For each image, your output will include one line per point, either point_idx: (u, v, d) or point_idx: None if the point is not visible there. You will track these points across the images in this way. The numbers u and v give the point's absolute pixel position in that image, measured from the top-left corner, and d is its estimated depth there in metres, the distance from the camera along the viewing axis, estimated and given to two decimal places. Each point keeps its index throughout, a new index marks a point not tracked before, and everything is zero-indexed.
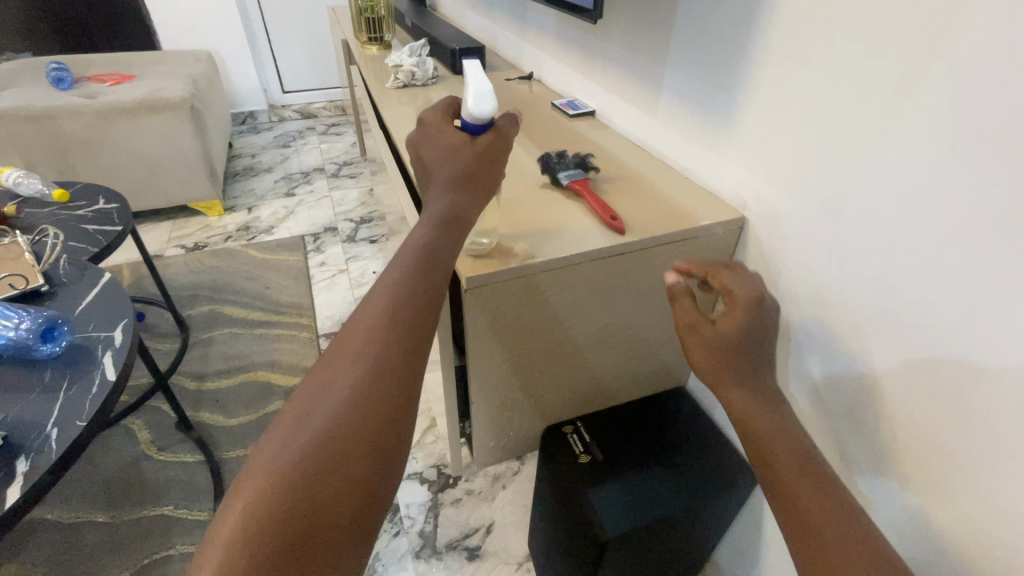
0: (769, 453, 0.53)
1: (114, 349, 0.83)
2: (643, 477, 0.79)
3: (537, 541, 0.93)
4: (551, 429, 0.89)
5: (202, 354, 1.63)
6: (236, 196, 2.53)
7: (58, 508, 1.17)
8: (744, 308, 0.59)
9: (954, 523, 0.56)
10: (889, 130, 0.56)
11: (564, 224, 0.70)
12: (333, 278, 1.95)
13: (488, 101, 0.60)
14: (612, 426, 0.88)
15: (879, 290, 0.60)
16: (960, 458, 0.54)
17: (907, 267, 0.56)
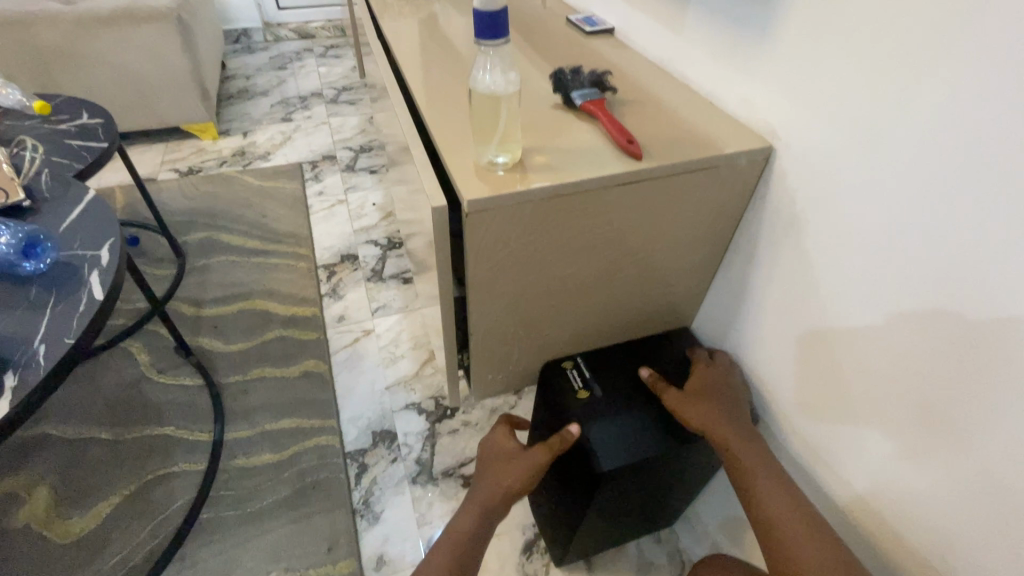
0: (762, 494, 0.65)
1: (101, 268, 0.80)
2: (643, 413, 0.79)
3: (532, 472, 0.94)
4: (550, 364, 0.87)
5: (200, 280, 1.61)
6: (230, 119, 2.41)
7: (62, 424, 1.19)
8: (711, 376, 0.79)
9: (946, 470, 0.55)
10: (952, 41, 0.48)
11: (575, 148, 0.64)
12: (331, 208, 1.90)
13: None
14: (613, 364, 0.86)
15: (904, 230, 0.56)
16: (966, 407, 0.52)
17: (940, 205, 0.52)
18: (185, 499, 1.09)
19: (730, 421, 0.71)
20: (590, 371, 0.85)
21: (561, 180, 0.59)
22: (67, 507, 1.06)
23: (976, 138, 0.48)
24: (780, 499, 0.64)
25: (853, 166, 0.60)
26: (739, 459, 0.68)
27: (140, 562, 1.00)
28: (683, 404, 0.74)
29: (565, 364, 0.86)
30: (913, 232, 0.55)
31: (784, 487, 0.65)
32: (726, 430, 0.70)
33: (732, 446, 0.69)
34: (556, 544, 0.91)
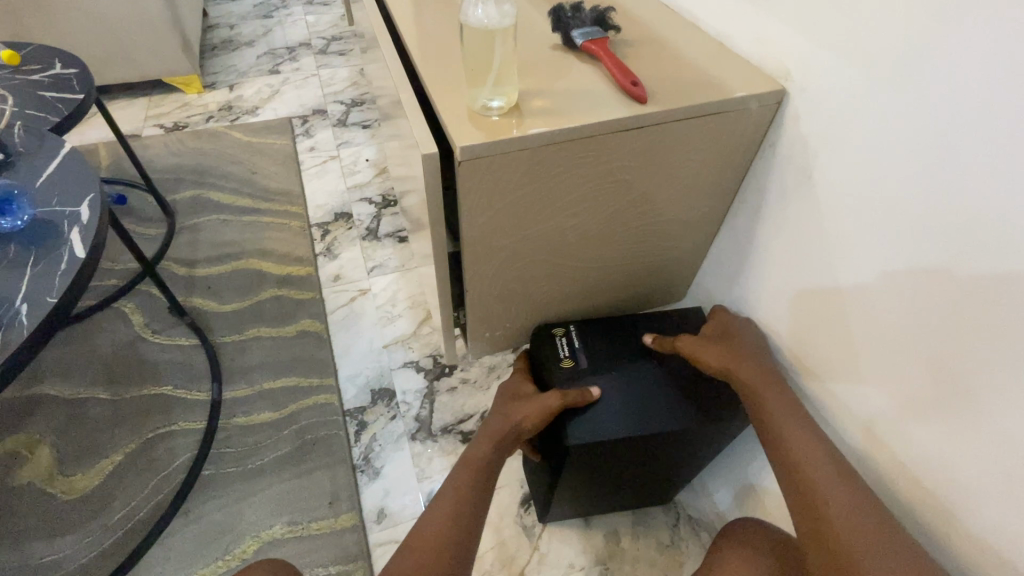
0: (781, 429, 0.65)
1: (82, 225, 0.77)
2: (631, 391, 0.77)
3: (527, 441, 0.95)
4: (542, 329, 0.87)
5: (191, 240, 1.58)
6: (215, 71, 2.31)
7: (60, 384, 1.19)
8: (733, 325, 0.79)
9: (954, 423, 0.55)
10: None
11: (575, 91, 0.60)
12: (323, 165, 1.84)
13: None
14: (605, 336, 0.85)
15: (926, 175, 0.53)
16: (979, 359, 0.51)
17: (967, 148, 0.49)
18: (187, 457, 1.10)
19: (750, 359, 0.72)
20: (579, 342, 0.84)
21: (559, 125, 0.56)
22: (69, 465, 1.07)
23: (1008, 73, 0.44)
24: (800, 427, 0.64)
25: (874, 107, 0.56)
26: (760, 395, 0.68)
27: (145, 516, 1.02)
28: (700, 347, 0.75)
29: (556, 332, 0.86)
30: (935, 177, 0.52)
31: (806, 425, 0.65)
32: (749, 367, 0.71)
33: (753, 384, 0.69)
34: (547, 508, 0.92)
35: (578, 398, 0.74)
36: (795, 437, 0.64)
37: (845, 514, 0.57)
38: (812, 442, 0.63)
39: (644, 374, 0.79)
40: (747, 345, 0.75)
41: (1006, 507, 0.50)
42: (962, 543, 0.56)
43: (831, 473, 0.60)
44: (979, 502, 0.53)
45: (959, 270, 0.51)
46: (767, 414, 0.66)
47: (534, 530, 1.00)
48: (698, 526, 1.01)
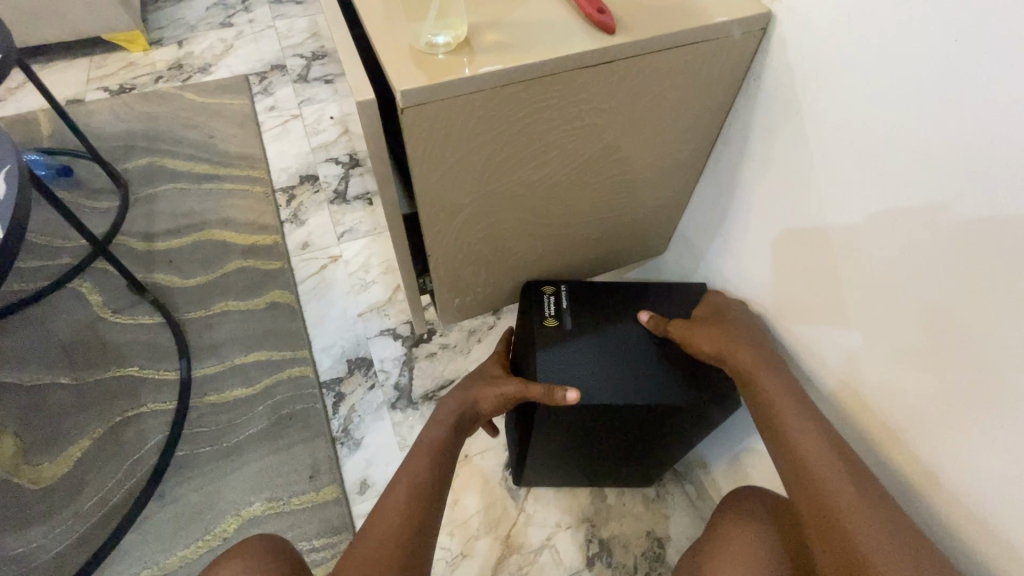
0: (784, 420, 0.60)
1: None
2: (619, 361, 0.74)
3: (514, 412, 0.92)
4: (529, 285, 0.83)
5: (148, 211, 1.48)
6: (161, 26, 2.12)
7: (17, 371, 1.13)
8: (731, 306, 0.74)
9: (946, 369, 0.52)
10: None
11: (535, 22, 0.53)
12: (285, 125, 1.72)
13: None
14: (594, 297, 0.81)
15: (925, 101, 0.47)
16: (977, 302, 0.48)
17: (974, 66, 0.43)
18: (159, 438, 1.06)
19: (742, 332, 0.68)
20: (567, 303, 0.80)
21: (516, 62, 0.49)
22: (35, 454, 1.03)
23: None
24: (786, 393, 0.62)
25: (870, 24, 0.50)
26: (758, 381, 0.64)
27: (120, 501, 0.99)
28: (688, 329, 0.71)
29: (545, 290, 0.82)
30: (936, 103, 0.46)
31: (810, 414, 0.60)
32: (750, 352, 0.66)
33: (752, 370, 0.64)
34: (527, 470, 0.90)
35: (543, 396, 0.68)
36: (783, 404, 0.62)
37: (857, 510, 0.54)
38: (810, 426, 0.60)
39: (630, 340, 0.76)
40: (739, 320, 0.71)
41: (1003, 457, 0.48)
42: (947, 489, 0.55)
43: (831, 460, 0.57)
44: (970, 448, 0.51)
45: (956, 207, 0.47)
46: (755, 383, 0.64)
47: (519, 492, 1.00)
48: (684, 478, 1.01)
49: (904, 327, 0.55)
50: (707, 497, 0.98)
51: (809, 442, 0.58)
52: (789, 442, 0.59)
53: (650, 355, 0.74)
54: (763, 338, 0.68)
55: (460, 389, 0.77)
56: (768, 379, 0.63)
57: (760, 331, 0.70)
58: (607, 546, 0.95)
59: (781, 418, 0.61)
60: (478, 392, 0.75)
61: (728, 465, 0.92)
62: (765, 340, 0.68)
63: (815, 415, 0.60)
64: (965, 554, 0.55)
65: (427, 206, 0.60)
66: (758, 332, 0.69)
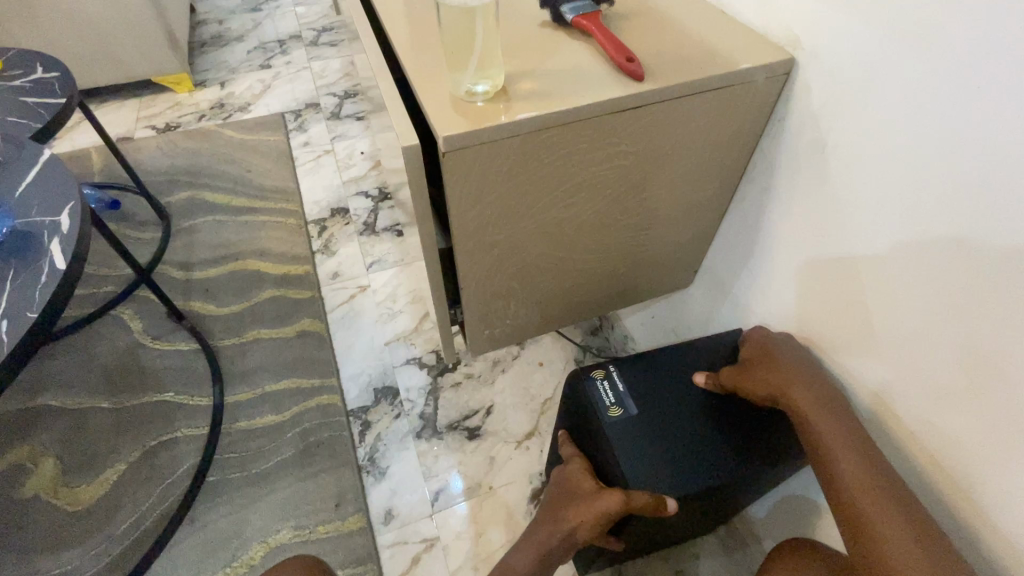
0: (835, 461, 0.58)
1: (63, 235, 0.74)
2: (686, 439, 0.70)
3: (552, 459, 0.91)
4: (578, 373, 0.76)
5: (187, 242, 1.55)
6: (205, 68, 2.26)
7: (61, 396, 1.18)
8: (787, 340, 0.71)
9: (982, 407, 0.51)
10: None
11: (568, 71, 0.56)
12: (318, 159, 1.80)
13: None
14: (633, 362, 0.78)
15: (949, 146, 0.48)
16: (1014, 344, 0.47)
17: (993, 111, 0.44)
18: (191, 464, 1.09)
19: (800, 372, 0.66)
20: (623, 386, 0.74)
21: (550, 110, 0.52)
22: (74, 476, 1.06)
23: None
24: (846, 436, 0.59)
25: (891, 70, 0.52)
26: (810, 418, 0.62)
27: (152, 525, 1.01)
28: (739, 377, 0.70)
29: (596, 374, 0.75)
30: (959, 146, 0.47)
31: (866, 456, 0.58)
32: (803, 389, 0.64)
33: (802, 405, 0.63)
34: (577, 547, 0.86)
35: (646, 507, 0.62)
36: (836, 443, 0.59)
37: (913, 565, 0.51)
38: (865, 469, 0.57)
39: (665, 382, 0.76)
40: (798, 358, 0.68)
41: None
42: (996, 540, 0.53)
43: (888, 509, 0.54)
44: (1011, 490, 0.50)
45: (982, 247, 0.48)
46: (809, 423, 0.61)
47: None
48: None
49: (938, 362, 0.55)
50: (738, 537, 0.96)
51: (867, 488, 0.56)
52: (844, 487, 0.57)
53: (692, 411, 0.73)
54: (821, 376, 0.66)
55: (555, 507, 0.72)
56: (820, 415, 0.61)
57: (817, 366, 0.67)
58: None
59: (835, 463, 0.58)
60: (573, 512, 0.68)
61: (759, 505, 0.90)
62: (825, 379, 0.65)
63: (877, 459, 0.57)
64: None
65: (464, 243, 0.63)
66: (814, 367, 0.67)
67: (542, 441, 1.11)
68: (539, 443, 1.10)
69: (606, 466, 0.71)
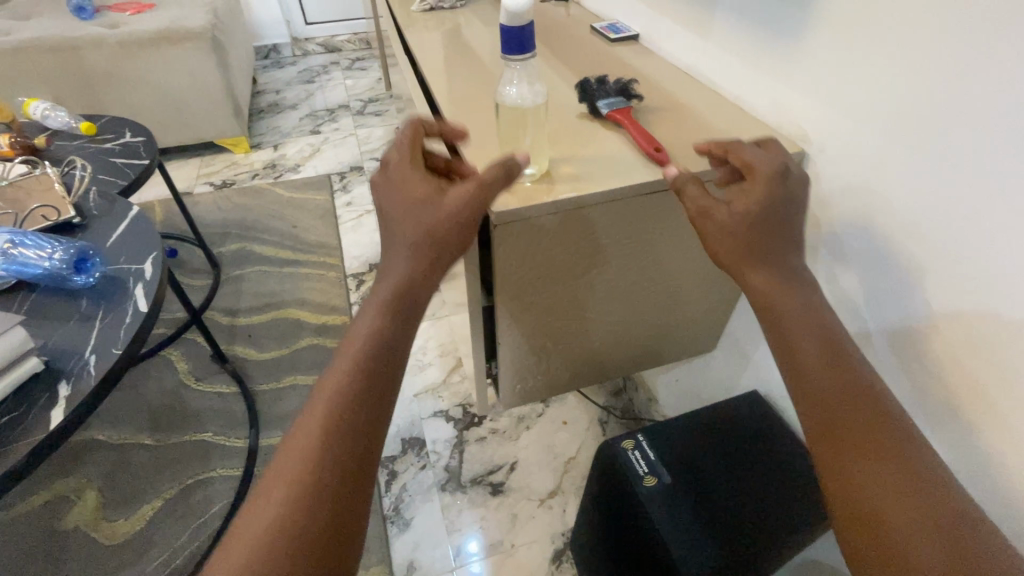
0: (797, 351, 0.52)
1: (145, 282, 0.83)
2: (719, 510, 0.72)
3: (579, 522, 0.92)
4: (608, 442, 0.78)
5: (234, 290, 1.66)
6: (262, 133, 2.49)
7: (108, 430, 1.24)
8: (766, 182, 0.54)
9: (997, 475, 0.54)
10: (987, 55, 0.47)
11: (604, 158, 0.65)
12: (360, 218, 1.93)
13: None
14: (660, 427, 0.81)
15: (943, 236, 0.54)
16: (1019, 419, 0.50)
17: (978, 208, 0.50)
18: (223, 504, 1.12)
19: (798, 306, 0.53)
20: (654, 453, 0.77)
21: (588, 191, 0.59)
22: (113, 510, 1.11)
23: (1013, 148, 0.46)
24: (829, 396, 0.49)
25: (890, 165, 0.58)
26: (773, 301, 0.53)
27: (181, 563, 1.04)
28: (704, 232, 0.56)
29: (626, 443, 0.78)
30: (952, 236, 0.53)
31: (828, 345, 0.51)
32: (765, 268, 0.54)
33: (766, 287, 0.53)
34: None
35: None
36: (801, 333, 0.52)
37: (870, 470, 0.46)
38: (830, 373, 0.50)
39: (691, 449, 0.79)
40: (783, 230, 0.54)
41: None
42: None
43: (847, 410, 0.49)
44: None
45: (982, 323, 0.52)
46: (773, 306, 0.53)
47: None
48: None
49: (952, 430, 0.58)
50: None
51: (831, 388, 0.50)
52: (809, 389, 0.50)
53: (719, 481, 0.75)
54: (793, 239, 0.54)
55: None
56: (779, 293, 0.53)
57: (793, 225, 0.54)
58: None
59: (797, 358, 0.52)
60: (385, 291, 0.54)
61: None
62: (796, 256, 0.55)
63: (872, 420, 0.48)
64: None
65: (505, 304, 0.69)
66: (787, 232, 0.54)
67: (565, 501, 1.11)
68: (562, 503, 1.11)
69: (645, 539, 0.72)
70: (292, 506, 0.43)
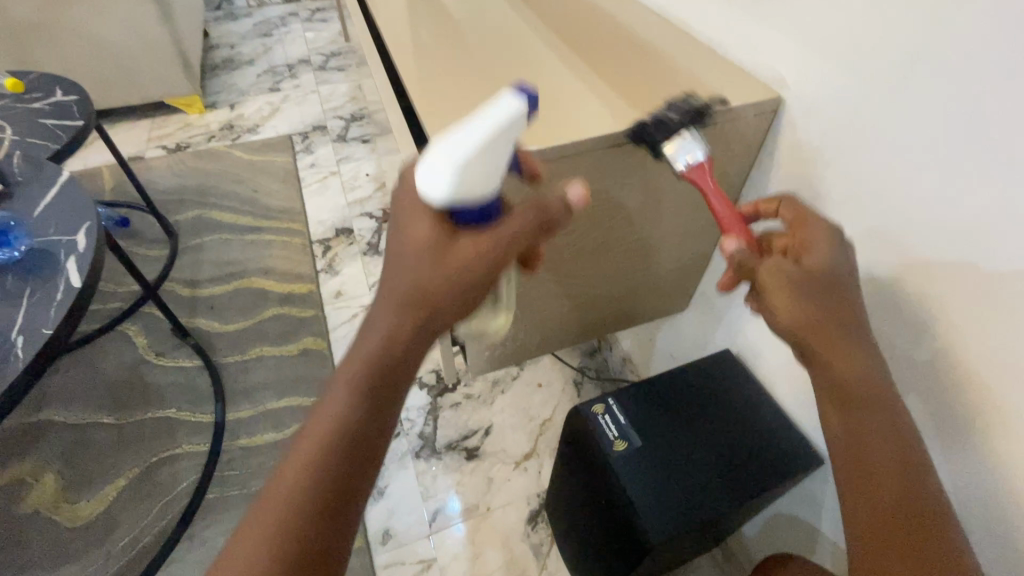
0: (826, 356, 0.50)
1: (78, 254, 0.77)
2: (690, 470, 0.71)
3: (552, 485, 0.92)
4: (579, 408, 0.76)
5: (194, 259, 1.58)
6: (216, 91, 2.32)
7: (65, 410, 1.19)
8: (816, 237, 0.52)
9: (959, 424, 0.55)
10: None
11: (567, 108, 0.60)
12: (324, 181, 1.84)
13: (437, 175, 0.38)
14: (632, 390, 0.80)
15: (925, 185, 0.52)
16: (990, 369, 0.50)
17: (964, 156, 0.48)
18: (191, 481, 1.09)
19: (825, 282, 0.50)
20: (625, 417, 0.75)
21: (550, 144, 0.55)
22: (75, 492, 1.07)
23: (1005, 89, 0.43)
24: (892, 460, 0.49)
25: (873, 113, 0.55)
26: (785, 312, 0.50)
27: (150, 541, 1.02)
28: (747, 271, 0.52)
29: (597, 408, 0.76)
30: (934, 186, 0.51)
31: (860, 375, 0.50)
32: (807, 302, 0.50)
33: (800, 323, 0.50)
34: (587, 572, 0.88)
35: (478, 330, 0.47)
36: (849, 376, 0.50)
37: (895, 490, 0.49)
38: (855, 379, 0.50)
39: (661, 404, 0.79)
40: (826, 302, 0.50)
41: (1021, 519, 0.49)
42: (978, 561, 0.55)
43: (887, 443, 0.50)
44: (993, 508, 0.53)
45: (956, 278, 0.51)
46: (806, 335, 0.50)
47: (542, 548, 1.01)
48: None
49: (915, 383, 0.58)
50: (733, 558, 0.98)
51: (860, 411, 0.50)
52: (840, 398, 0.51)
53: (690, 442, 0.74)
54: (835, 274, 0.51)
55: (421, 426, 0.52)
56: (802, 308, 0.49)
57: (844, 285, 0.51)
58: None
59: (829, 366, 0.50)
60: (415, 241, 0.44)
61: (757, 530, 0.91)
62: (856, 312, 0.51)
63: (906, 475, 0.49)
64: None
65: None
66: (847, 298, 0.51)
67: (540, 462, 1.12)
68: (538, 464, 1.11)
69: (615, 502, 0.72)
70: (275, 522, 0.43)
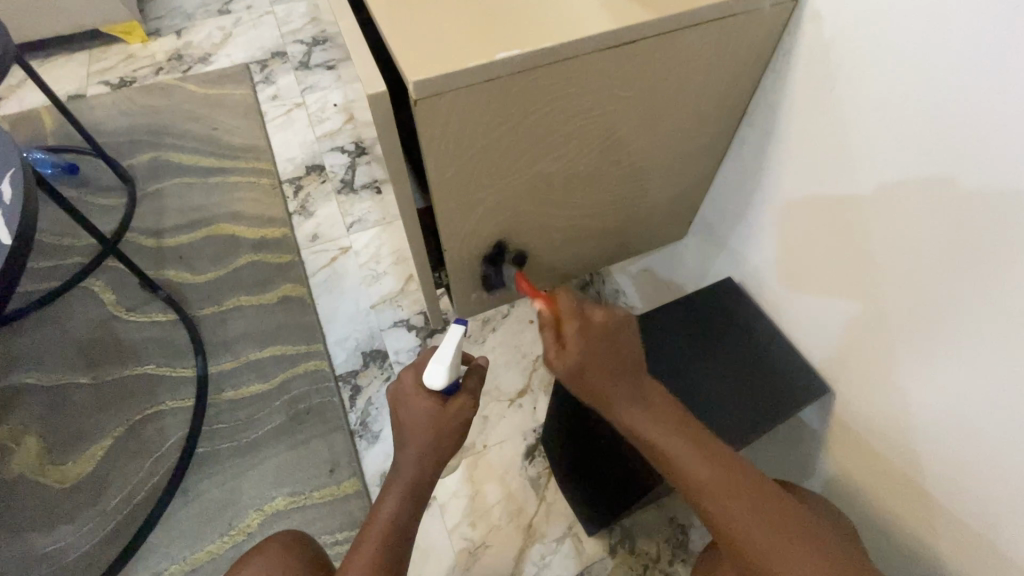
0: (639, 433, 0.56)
1: (5, 207, 0.68)
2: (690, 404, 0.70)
3: (549, 422, 0.91)
4: None
5: (155, 207, 1.47)
6: (159, 15, 2.07)
7: (36, 371, 1.14)
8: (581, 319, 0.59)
9: (972, 351, 0.51)
10: None
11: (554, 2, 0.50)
12: (288, 114, 1.69)
13: (437, 374, 0.58)
14: None
15: (957, 84, 0.45)
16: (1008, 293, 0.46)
17: (1010, 45, 0.41)
18: (179, 436, 1.07)
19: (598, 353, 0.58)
20: None
21: (534, 47, 0.46)
22: (58, 454, 1.04)
23: None
24: (736, 492, 0.53)
25: None
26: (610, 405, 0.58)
27: (144, 498, 1.01)
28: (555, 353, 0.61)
29: None
30: (969, 85, 0.45)
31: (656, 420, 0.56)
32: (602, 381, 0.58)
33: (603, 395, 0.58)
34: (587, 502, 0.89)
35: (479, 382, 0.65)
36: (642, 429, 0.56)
37: (752, 525, 0.51)
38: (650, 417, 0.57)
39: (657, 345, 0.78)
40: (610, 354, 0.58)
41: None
42: (980, 486, 0.54)
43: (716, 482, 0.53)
44: (997, 436, 0.51)
45: (981, 191, 0.46)
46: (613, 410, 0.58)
47: (539, 481, 1.02)
48: None
49: (930, 308, 0.54)
50: None
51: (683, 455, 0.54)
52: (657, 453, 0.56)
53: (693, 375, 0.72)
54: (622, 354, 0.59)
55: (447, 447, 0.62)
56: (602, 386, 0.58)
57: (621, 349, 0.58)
58: (630, 533, 0.97)
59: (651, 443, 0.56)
60: (414, 409, 0.60)
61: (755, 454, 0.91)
62: (631, 369, 0.58)
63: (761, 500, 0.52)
64: (985, 547, 0.55)
65: (449, 206, 0.59)
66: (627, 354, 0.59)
67: (535, 398, 1.10)
68: (532, 401, 1.10)
69: None
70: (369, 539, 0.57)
